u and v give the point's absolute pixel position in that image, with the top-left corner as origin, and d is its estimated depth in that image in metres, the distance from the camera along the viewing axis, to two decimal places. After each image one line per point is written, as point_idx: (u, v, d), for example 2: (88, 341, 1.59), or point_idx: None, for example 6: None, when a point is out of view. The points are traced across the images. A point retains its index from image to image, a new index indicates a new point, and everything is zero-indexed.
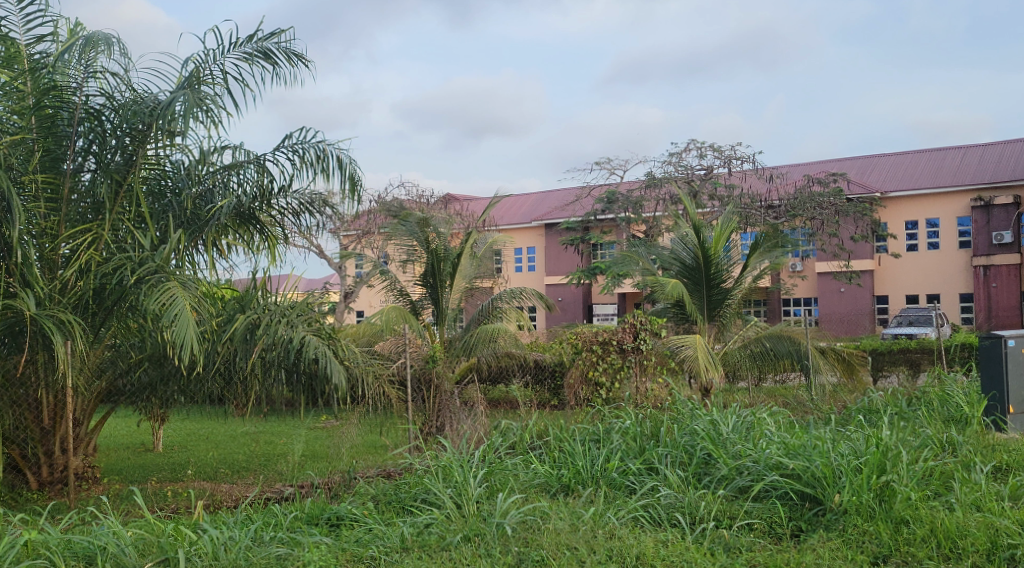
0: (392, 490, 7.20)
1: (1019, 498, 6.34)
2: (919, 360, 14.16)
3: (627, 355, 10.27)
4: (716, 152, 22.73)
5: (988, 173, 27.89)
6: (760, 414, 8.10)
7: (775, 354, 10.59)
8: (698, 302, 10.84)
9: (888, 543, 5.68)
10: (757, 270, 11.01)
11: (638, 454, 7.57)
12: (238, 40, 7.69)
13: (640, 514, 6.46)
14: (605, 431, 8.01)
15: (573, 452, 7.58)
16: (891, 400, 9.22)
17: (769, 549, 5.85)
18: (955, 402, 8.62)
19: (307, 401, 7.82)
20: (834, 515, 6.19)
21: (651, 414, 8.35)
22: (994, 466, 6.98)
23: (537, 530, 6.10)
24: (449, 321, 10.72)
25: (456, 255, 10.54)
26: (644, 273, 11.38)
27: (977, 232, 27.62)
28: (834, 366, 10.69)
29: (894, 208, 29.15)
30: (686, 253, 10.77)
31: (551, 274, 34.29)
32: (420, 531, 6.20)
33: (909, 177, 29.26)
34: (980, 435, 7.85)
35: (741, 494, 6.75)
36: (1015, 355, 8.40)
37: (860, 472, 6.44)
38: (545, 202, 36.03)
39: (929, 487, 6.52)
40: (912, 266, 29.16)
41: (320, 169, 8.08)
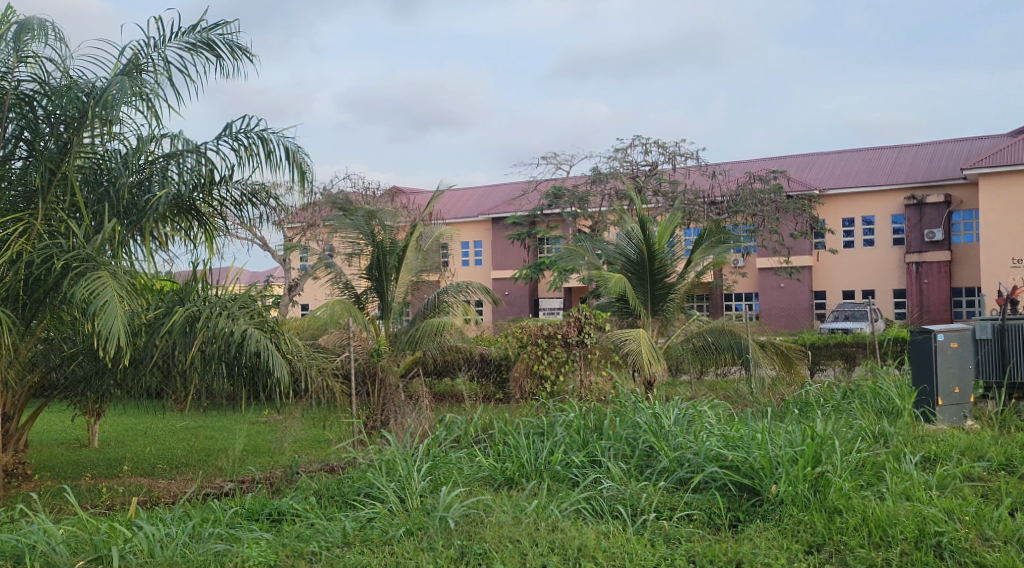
0: (334, 484, 7.16)
1: (946, 486, 6.55)
2: (854, 353, 14.56)
3: (571, 348, 10.32)
4: (661, 149, 22.94)
5: (922, 172, 28.63)
6: (701, 407, 8.22)
7: (716, 348, 10.75)
8: (642, 296, 10.99)
9: (822, 532, 5.85)
10: (700, 265, 11.19)
11: (582, 447, 7.63)
12: (181, 29, 7.55)
13: (583, 506, 6.53)
14: (550, 424, 8.05)
15: (517, 445, 7.63)
16: (828, 393, 9.47)
17: (707, 539, 5.96)
18: (887, 395, 8.85)
19: (249, 395, 7.71)
20: (771, 505, 6.33)
21: (595, 407, 8.43)
22: (923, 456, 7.19)
23: (480, 523, 6.13)
24: (395, 315, 10.63)
25: (402, 248, 10.48)
26: (590, 267, 11.47)
27: (910, 230, 28.34)
28: (772, 360, 10.84)
29: (832, 206, 29.80)
30: (631, 249, 10.89)
31: (497, 268, 34.33)
32: (363, 526, 6.19)
33: (847, 175, 29.94)
34: (910, 426, 8.09)
35: (681, 486, 6.87)
36: (943, 349, 8.65)
37: (797, 462, 6.59)
38: (492, 196, 36.08)
39: (862, 477, 6.70)
40: (849, 263, 29.88)
41: (263, 160, 7.97)
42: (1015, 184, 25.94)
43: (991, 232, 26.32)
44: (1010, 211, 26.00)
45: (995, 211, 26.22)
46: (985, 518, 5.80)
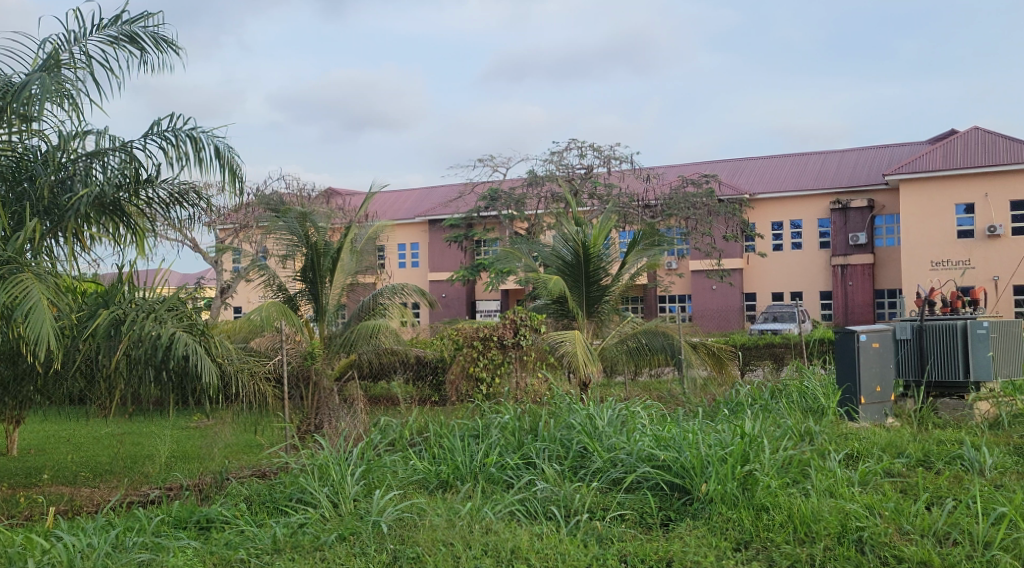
0: (266, 490, 7.06)
1: (867, 483, 6.75)
2: (782, 353, 14.90)
3: (507, 350, 10.43)
4: (596, 152, 23.15)
5: (847, 178, 29.47)
6: (634, 407, 8.31)
7: (650, 349, 10.88)
8: (578, 298, 11.08)
9: (749, 529, 5.98)
10: (633, 268, 11.33)
11: (517, 449, 7.67)
12: (102, 21, 7.36)
13: (516, 508, 6.57)
14: (485, 426, 8.06)
15: (452, 448, 7.61)
16: (756, 392, 9.68)
17: (639, 538, 6.04)
18: (812, 394, 9.11)
19: (177, 400, 7.54)
20: (700, 503, 6.45)
21: (530, 409, 8.45)
22: (847, 453, 7.40)
23: (413, 527, 6.11)
24: (330, 317, 10.52)
25: (337, 250, 10.35)
26: (526, 269, 11.51)
27: (835, 233, 29.10)
28: (704, 361, 10.96)
29: (763, 209, 30.47)
30: (566, 251, 10.98)
31: (434, 270, 34.23)
32: (294, 532, 6.13)
33: (776, 180, 30.65)
34: (834, 425, 8.32)
35: (614, 486, 6.95)
36: (865, 349, 8.92)
37: (726, 461, 6.72)
38: (429, 198, 36.00)
39: (789, 475, 6.86)
40: (778, 265, 30.57)
41: (192, 158, 7.83)
42: (934, 190, 26.86)
43: (911, 236, 27.20)
44: (930, 215, 26.90)
45: (915, 215, 27.10)
46: (904, 513, 5.98)
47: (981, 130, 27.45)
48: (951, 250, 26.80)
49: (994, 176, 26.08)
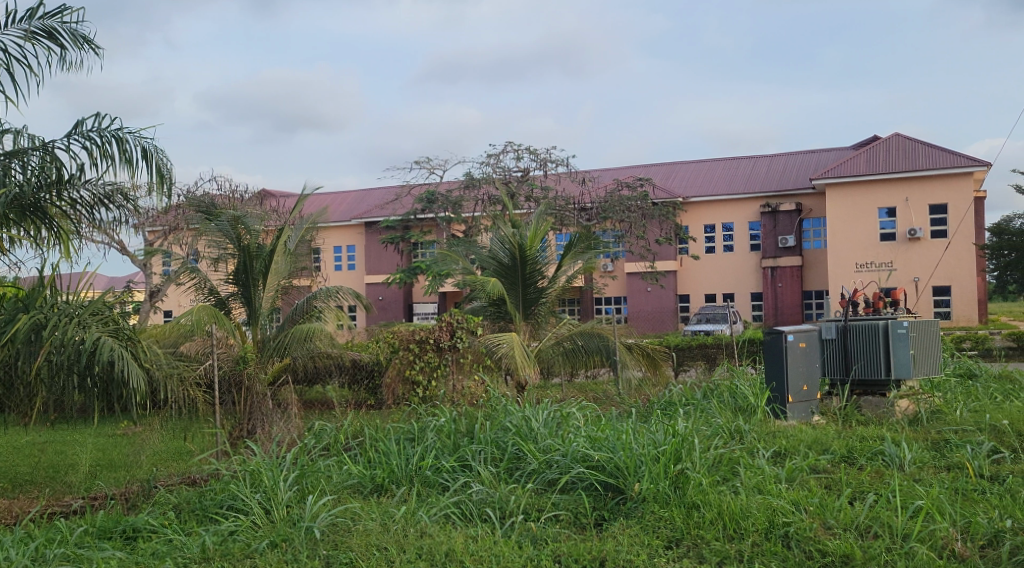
0: (195, 498, 6.92)
1: (793, 479, 6.91)
2: (714, 354, 15.15)
3: (443, 353, 10.45)
4: (533, 155, 23.23)
5: (776, 182, 30.16)
6: (569, 409, 8.33)
7: (585, 351, 10.96)
8: (514, 299, 11.12)
9: (680, 527, 6.09)
10: (569, 271, 11.43)
11: (453, 451, 7.65)
12: (16, 16, 7.16)
13: (451, 511, 6.57)
14: (420, 429, 8.03)
15: (388, 452, 7.57)
16: (689, 392, 9.82)
17: (573, 538, 6.10)
18: (742, 393, 9.28)
19: (103, 407, 7.32)
20: (634, 502, 6.53)
21: (466, 411, 8.42)
22: (774, 451, 7.57)
23: (346, 532, 6.09)
24: (263, 320, 10.27)
25: (269, 252, 10.13)
26: (464, 272, 11.51)
27: (765, 236, 29.73)
28: (639, 362, 11.07)
29: (696, 213, 30.99)
30: (503, 253, 11.00)
31: (371, 272, 33.96)
32: (224, 539, 6.05)
33: (708, 184, 31.21)
34: (763, 423, 8.51)
35: (550, 487, 7.00)
36: (793, 349, 9.14)
37: (659, 460, 6.82)
38: (365, 200, 35.73)
39: (718, 473, 6.97)
40: (711, 267, 31.10)
41: (117, 158, 7.65)
42: (858, 193, 27.67)
43: (837, 239, 27.96)
44: (855, 219, 27.70)
45: (841, 218, 27.87)
46: (828, 508, 6.14)
47: (902, 136, 28.39)
48: (875, 252, 27.63)
49: (915, 181, 27.00)
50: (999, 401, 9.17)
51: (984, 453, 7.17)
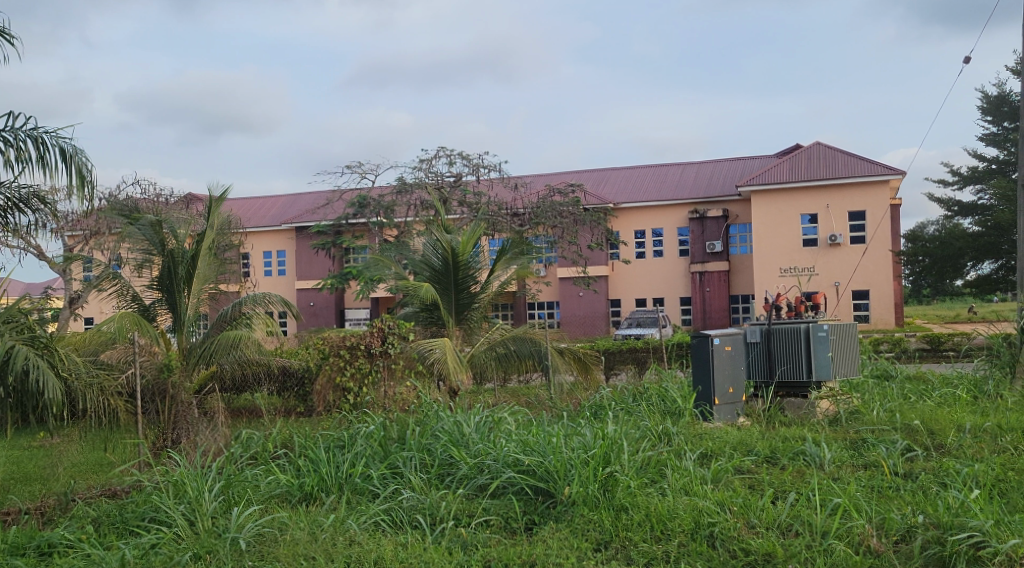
0: (116, 510, 6.73)
1: (719, 480, 7.05)
2: (644, 357, 15.32)
3: (374, 359, 10.18)
4: (465, 160, 23.20)
5: (703, 189, 30.76)
6: (500, 414, 8.29)
7: (518, 355, 10.99)
8: (447, 304, 11.09)
9: (609, 529, 6.16)
10: (501, 276, 11.48)
11: (383, 458, 7.58)
12: None
13: (381, 518, 6.54)
14: (350, 436, 7.94)
15: (317, 459, 7.47)
16: (618, 396, 9.91)
17: (503, 543, 6.13)
18: (670, 396, 9.41)
19: (17, 419, 7.08)
20: (563, 506, 6.58)
21: (397, 417, 8.36)
22: (701, 453, 7.70)
23: (273, 542, 6.04)
24: (188, 327, 10.05)
25: (193, 257, 9.87)
26: (396, 277, 11.45)
27: (693, 242, 30.25)
28: (570, 366, 11.10)
29: (626, 219, 31.40)
30: (436, 258, 10.99)
31: (301, 278, 33.49)
32: (145, 553, 5.91)
33: (638, 190, 31.67)
34: (690, 426, 8.64)
35: (480, 492, 7.00)
36: (719, 353, 9.32)
37: (588, 464, 6.87)
38: (295, 204, 35.25)
39: (647, 475, 7.06)
40: (641, 272, 31.50)
41: (32, 158, 7.41)
42: (782, 200, 28.39)
43: (763, 244, 28.60)
44: (780, 224, 28.37)
45: (766, 224, 28.52)
46: (751, 507, 6.26)
47: (823, 145, 29.25)
48: (798, 257, 28.36)
49: (836, 188, 27.83)
50: (913, 400, 9.52)
51: (897, 451, 7.43)
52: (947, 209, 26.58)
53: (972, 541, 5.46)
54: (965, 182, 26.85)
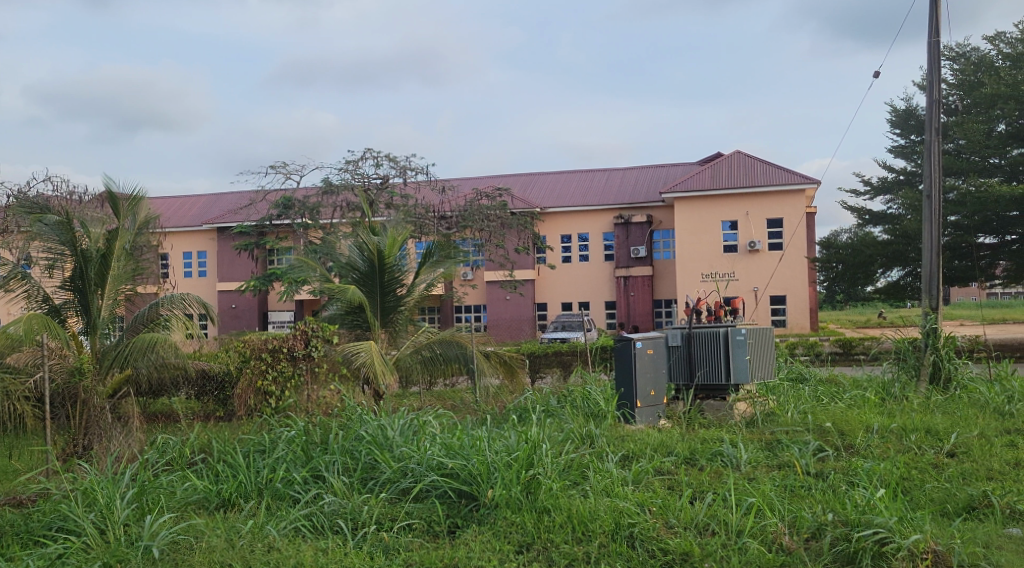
0: (21, 520, 6.50)
1: (639, 481, 7.15)
2: (568, 361, 15.45)
3: (297, 362, 10.07)
4: (392, 162, 23.04)
5: (628, 195, 31.23)
6: (425, 417, 8.23)
7: (444, 359, 10.91)
8: (372, 307, 11.00)
9: (531, 532, 6.20)
10: (427, 280, 11.43)
11: (305, 463, 7.45)
12: None
13: (301, 524, 6.46)
14: (272, 441, 7.80)
15: (236, 465, 7.32)
16: (542, 399, 9.98)
17: (425, 547, 6.12)
18: (593, 399, 9.52)
19: None
20: (486, 509, 6.58)
21: (320, 421, 8.23)
22: (622, 455, 7.81)
23: (188, 551, 5.94)
24: (101, 329, 9.73)
25: (107, 258, 9.58)
26: (321, 279, 11.29)
27: (618, 247, 30.64)
28: (496, 370, 11.08)
29: (552, 223, 31.68)
30: (361, 260, 10.88)
31: (223, 280, 32.79)
32: (51, 564, 5.76)
33: (564, 196, 31.98)
34: (612, 428, 8.73)
35: (403, 496, 6.94)
36: (641, 356, 9.45)
37: (511, 467, 6.87)
38: (216, 204, 34.52)
39: (569, 477, 7.12)
40: (567, 277, 31.75)
41: None
42: (704, 207, 28.99)
43: (686, 249, 29.14)
44: (702, 230, 28.95)
45: (688, 230, 29.09)
46: (670, 508, 6.37)
47: (743, 154, 29.98)
48: (719, 263, 28.98)
49: (756, 196, 28.54)
50: (825, 402, 9.82)
51: (810, 452, 7.66)
52: (859, 218, 27.51)
53: (878, 537, 5.67)
54: (876, 192, 27.82)
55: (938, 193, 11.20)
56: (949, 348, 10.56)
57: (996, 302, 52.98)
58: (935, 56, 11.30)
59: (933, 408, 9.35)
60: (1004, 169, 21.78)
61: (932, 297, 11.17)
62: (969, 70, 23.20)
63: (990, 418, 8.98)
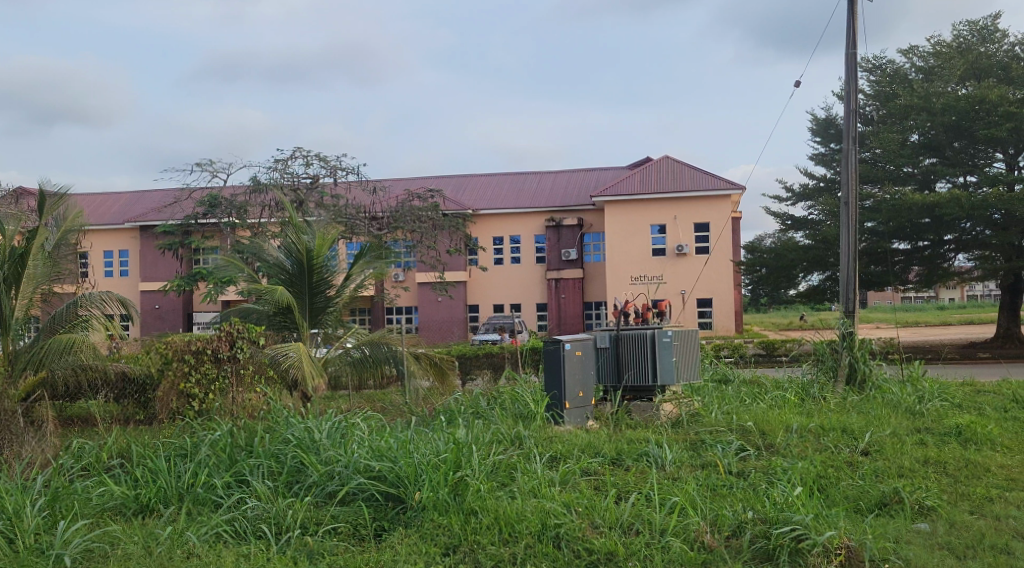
0: None
1: (566, 482, 7.19)
2: (499, 362, 15.49)
3: (222, 364, 9.64)
4: (323, 162, 22.74)
5: (559, 199, 31.46)
6: (354, 419, 8.12)
7: (374, 360, 10.81)
8: (301, 308, 10.81)
9: (458, 534, 6.18)
10: (357, 280, 11.29)
11: (229, 467, 7.29)
12: None
13: (223, 529, 6.34)
14: (194, 444, 7.61)
15: (156, 469, 7.12)
16: (472, 401, 9.98)
17: (351, 551, 6.07)
18: (523, 400, 9.56)
19: None
20: (413, 511, 6.53)
21: (245, 424, 8.05)
22: (550, 455, 7.84)
23: (102, 561, 5.80)
24: (14, 331, 9.40)
25: (21, 257, 9.21)
26: (248, 280, 11.07)
27: (550, 249, 30.82)
28: (426, 372, 11.03)
29: (484, 225, 31.71)
30: (290, 260, 10.69)
31: (145, 279, 31.96)
32: None
33: (497, 198, 32.06)
34: (541, 429, 8.77)
35: (329, 499, 6.82)
36: (571, 357, 9.49)
37: (439, 469, 6.81)
38: (140, 202, 33.63)
39: (496, 479, 7.11)
40: (499, 279, 31.80)
41: None
42: (634, 211, 29.37)
43: (616, 252, 29.46)
44: (631, 234, 29.32)
45: (619, 234, 29.41)
46: (596, 508, 6.41)
47: (671, 159, 30.48)
48: (648, 266, 29.38)
49: (684, 201, 29.04)
50: (748, 402, 10.06)
51: (732, 451, 7.82)
52: (782, 224, 28.20)
53: (794, 534, 5.82)
54: (798, 199, 28.56)
55: (855, 200, 11.56)
56: (864, 350, 10.92)
57: (910, 306, 55.10)
58: (851, 68, 11.67)
59: (849, 408, 9.66)
60: (916, 177, 22.53)
61: (849, 301, 11.54)
62: (885, 82, 24.12)
63: (902, 417, 9.31)
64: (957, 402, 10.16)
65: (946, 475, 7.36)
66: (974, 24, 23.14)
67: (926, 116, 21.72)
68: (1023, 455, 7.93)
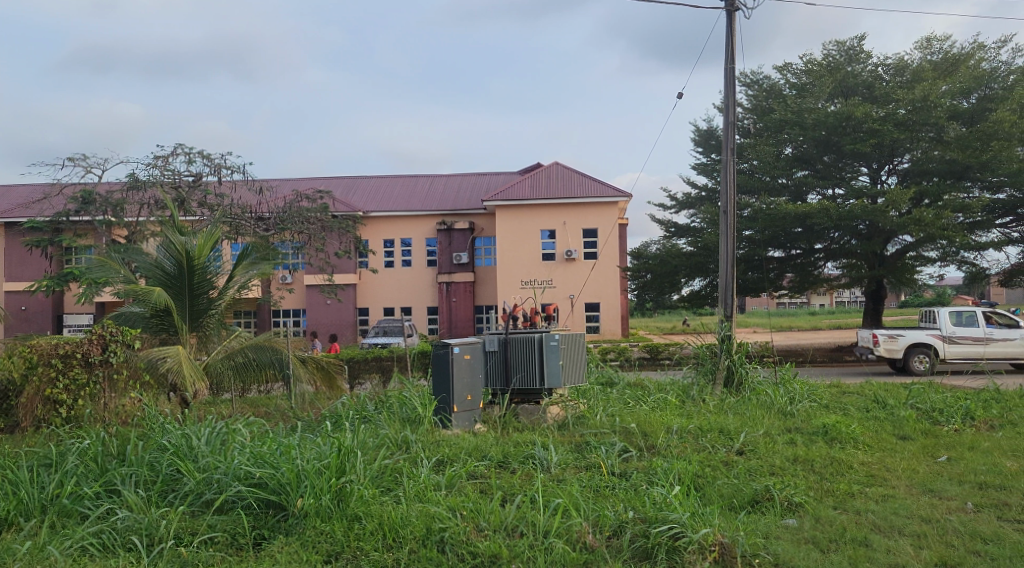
0: None
1: (452, 485, 7.15)
2: (388, 366, 15.37)
3: (93, 368, 9.13)
4: (206, 160, 22.01)
5: (450, 203, 31.45)
6: (234, 425, 7.85)
7: (257, 364, 10.51)
8: (181, 310, 10.39)
9: (341, 540, 6.10)
10: (241, 282, 10.95)
11: (98, 476, 6.95)
12: None
13: (89, 543, 6.07)
14: (60, 453, 7.20)
15: (17, 480, 6.73)
16: (359, 404, 9.84)
17: (228, 561, 5.91)
18: (411, 403, 9.50)
19: None
20: (295, 519, 6.39)
21: (118, 431, 7.67)
22: (436, 460, 7.81)
23: None
24: None
25: None
26: (124, 281, 10.59)
27: (441, 253, 30.74)
28: (312, 376, 10.79)
29: (374, 227, 31.39)
30: (169, 261, 10.26)
31: (11, 279, 30.24)
32: None
33: (388, 200, 31.80)
34: (427, 433, 8.72)
35: (206, 508, 6.61)
36: (458, 361, 9.46)
37: (323, 474, 6.65)
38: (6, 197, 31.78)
39: (382, 483, 7.02)
40: (389, 282, 31.52)
41: None
42: (524, 216, 29.61)
43: (506, 256, 29.63)
44: (522, 238, 29.55)
45: (509, 238, 29.58)
46: (481, 511, 6.39)
47: (561, 166, 30.89)
48: (537, 271, 29.66)
49: (572, 207, 29.49)
50: (631, 405, 10.30)
51: (615, 453, 8.00)
52: (666, 231, 28.97)
53: (672, 532, 6.00)
54: (681, 207, 29.40)
55: (733, 209, 11.96)
56: (741, 353, 11.33)
57: (786, 310, 57.61)
58: (730, 82, 12.09)
59: (726, 409, 10.02)
60: (790, 188, 23.52)
61: (728, 307, 11.97)
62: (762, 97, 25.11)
63: (775, 417, 9.73)
64: (825, 402, 10.69)
65: (814, 472, 7.71)
66: (842, 44, 24.35)
67: (799, 130, 22.74)
68: (882, 452, 8.40)
